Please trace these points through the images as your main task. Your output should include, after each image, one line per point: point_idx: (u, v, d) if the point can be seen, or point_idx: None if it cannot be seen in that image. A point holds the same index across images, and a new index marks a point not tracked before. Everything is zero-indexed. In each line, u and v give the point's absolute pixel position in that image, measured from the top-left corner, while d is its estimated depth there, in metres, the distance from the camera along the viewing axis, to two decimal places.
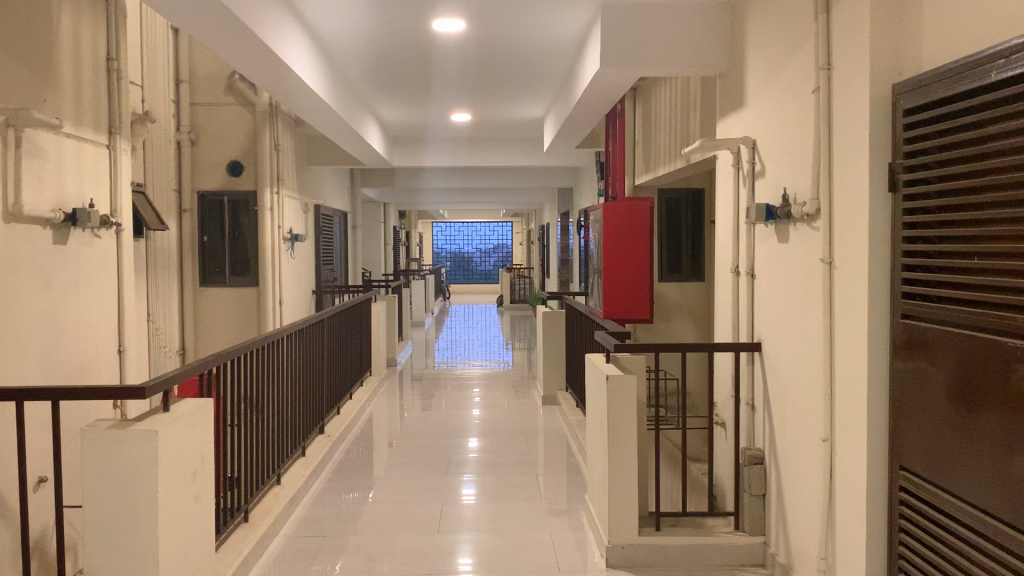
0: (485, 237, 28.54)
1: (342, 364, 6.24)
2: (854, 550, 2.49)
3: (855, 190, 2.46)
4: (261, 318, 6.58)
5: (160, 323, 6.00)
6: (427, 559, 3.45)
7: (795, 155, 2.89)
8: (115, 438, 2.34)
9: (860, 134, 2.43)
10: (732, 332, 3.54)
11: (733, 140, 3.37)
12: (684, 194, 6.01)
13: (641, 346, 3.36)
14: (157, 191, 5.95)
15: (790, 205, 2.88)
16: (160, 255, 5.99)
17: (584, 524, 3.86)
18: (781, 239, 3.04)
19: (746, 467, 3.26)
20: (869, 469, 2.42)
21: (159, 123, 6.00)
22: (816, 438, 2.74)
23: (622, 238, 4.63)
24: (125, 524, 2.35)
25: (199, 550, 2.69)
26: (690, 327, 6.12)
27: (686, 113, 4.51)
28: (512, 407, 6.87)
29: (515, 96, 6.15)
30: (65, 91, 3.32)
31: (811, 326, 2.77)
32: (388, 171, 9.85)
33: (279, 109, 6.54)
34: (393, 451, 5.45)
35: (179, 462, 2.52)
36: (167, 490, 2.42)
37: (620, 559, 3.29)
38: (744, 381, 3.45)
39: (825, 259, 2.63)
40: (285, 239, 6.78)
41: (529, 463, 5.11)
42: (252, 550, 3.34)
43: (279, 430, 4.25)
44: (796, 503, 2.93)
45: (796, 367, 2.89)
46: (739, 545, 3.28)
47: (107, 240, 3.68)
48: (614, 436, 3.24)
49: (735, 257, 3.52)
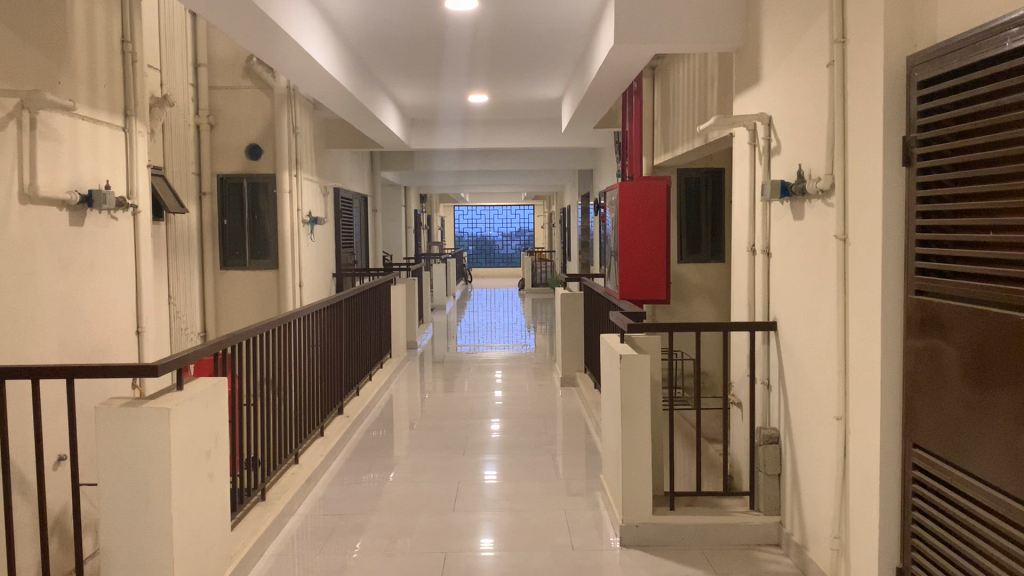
0: (507, 220, 28.51)
1: (361, 346, 6.28)
2: (867, 530, 2.47)
3: (869, 165, 2.42)
4: (281, 300, 6.63)
5: (181, 306, 6.07)
6: (444, 538, 3.48)
7: (810, 131, 2.85)
8: (127, 416, 2.37)
9: (874, 108, 2.39)
10: (748, 311, 3.51)
11: (749, 117, 3.33)
12: (704, 174, 5.95)
13: (655, 325, 3.34)
14: (176, 175, 6.00)
15: (805, 181, 2.84)
16: (181, 238, 6.05)
17: (599, 504, 3.87)
18: (796, 216, 3.01)
19: (761, 446, 3.24)
20: (883, 448, 2.39)
21: (179, 107, 6.04)
22: (830, 417, 2.71)
23: (639, 217, 4.60)
24: (140, 501, 2.38)
25: (214, 528, 2.72)
26: (710, 308, 6.10)
27: (704, 90, 4.47)
28: (531, 389, 6.88)
29: (531, 75, 6.11)
30: (79, 74, 3.35)
31: (825, 303, 2.74)
32: (408, 154, 9.85)
33: (297, 92, 6.56)
34: (412, 431, 5.49)
35: (193, 439, 2.55)
36: (181, 467, 2.45)
37: (633, 539, 3.29)
38: (760, 359, 3.41)
39: (839, 236, 2.60)
40: (304, 222, 6.82)
41: (547, 443, 5.12)
42: (270, 528, 3.38)
43: (296, 411, 4.28)
44: (811, 483, 2.91)
45: (810, 344, 2.86)
46: (754, 525, 3.26)
47: (123, 222, 3.71)
48: (626, 416, 3.23)
49: (751, 235, 3.48)
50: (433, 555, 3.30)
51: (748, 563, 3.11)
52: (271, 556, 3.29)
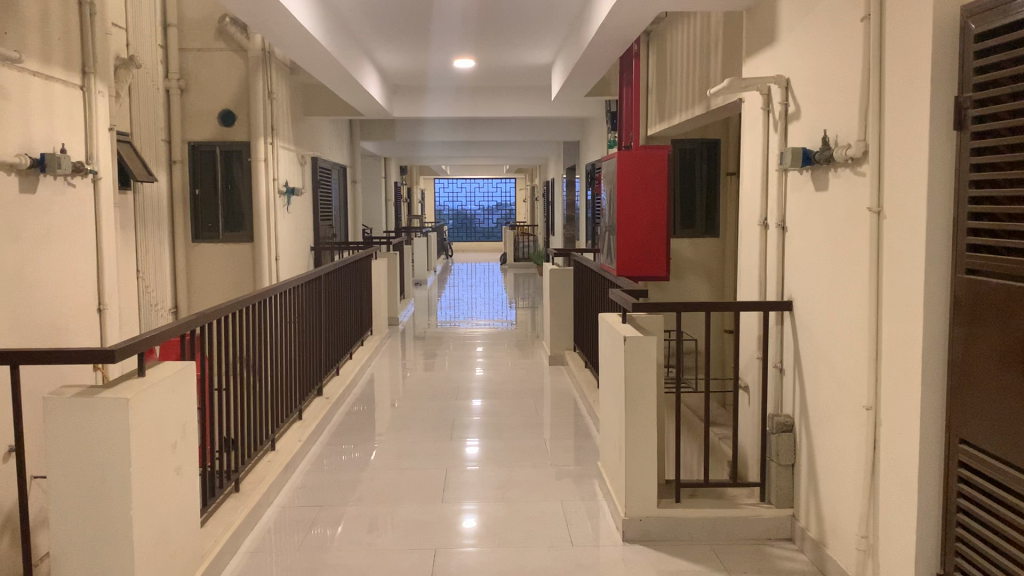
0: (488, 194, 28.16)
1: (342, 322, 6.01)
2: (901, 530, 2.26)
3: (913, 129, 2.18)
4: (256, 274, 6.32)
5: (150, 281, 5.74)
6: (432, 531, 3.22)
7: (838, 94, 2.60)
8: (80, 405, 2.10)
9: (921, 66, 2.14)
10: (758, 289, 3.27)
11: (765, 79, 3.08)
12: (698, 146, 5.67)
13: (660, 304, 3.09)
14: (146, 141, 5.66)
15: (831, 149, 2.60)
16: (149, 208, 5.71)
17: (596, 493, 3.64)
18: (818, 187, 2.77)
19: (774, 435, 3.01)
20: (923, 442, 2.17)
21: (147, 69, 5.68)
22: (857, 407, 2.49)
23: (638, 189, 4.35)
24: (95, 501, 2.12)
25: (181, 527, 2.46)
26: (704, 285, 5.88)
27: (707, 52, 4.20)
28: (517, 367, 6.65)
29: (522, 39, 5.81)
30: (29, 25, 3.03)
31: (854, 282, 2.50)
32: (389, 123, 9.52)
33: (273, 55, 6.23)
34: (395, 412, 5.24)
35: (157, 431, 2.28)
36: (142, 464, 2.18)
37: (636, 534, 3.07)
38: (772, 342, 3.17)
39: (872, 208, 2.37)
40: (281, 192, 6.51)
41: (536, 425, 4.88)
42: (244, 521, 3.11)
43: (272, 392, 4.01)
44: (831, 475, 2.69)
45: (835, 326, 2.64)
46: (765, 518, 3.05)
47: (82, 189, 3.41)
48: (630, 403, 3.00)
49: (764, 208, 3.22)
50: (422, 552, 3.04)
51: (760, 561, 2.90)
52: (246, 552, 3.02)
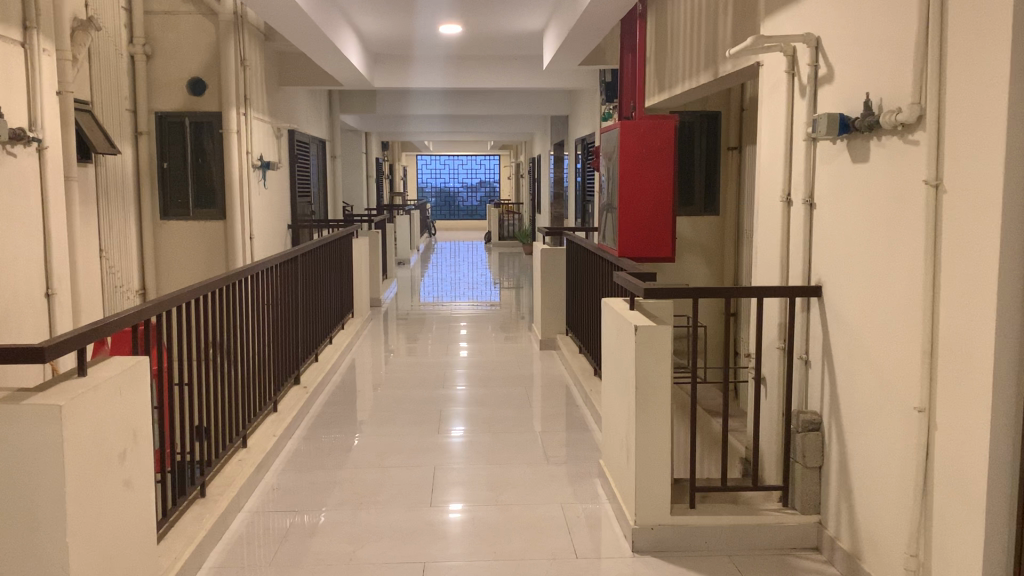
0: (472, 170, 27.68)
1: (320, 303, 5.66)
2: (965, 553, 1.97)
3: (987, 89, 1.86)
4: (229, 254, 5.95)
5: (114, 261, 5.35)
6: (420, 541, 2.92)
7: (885, 51, 2.28)
8: (4, 414, 1.76)
9: (996, 14, 1.83)
10: (780, 272, 2.94)
11: (792, 37, 2.75)
12: (699, 119, 5.36)
13: (674, 289, 2.76)
14: (108, 111, 5.25)
15: (876, 114, 2.29)
16: (113, 183, 5.32)
17: (598, 495, 3.34)
18: (857, 158, 2.45)
19: (799, 433, 2.70)
20: (993, 452, 1.88)
21: (108, 32, 5.25)
22: (906, 410, 2.19)
23: (641, 161, 4.02)
24: (21, 530, 1.78)
25: (133, 549, 2.13)
26: (703, 267, 5.55)
27: (716, 12, 3.86)
28: (506, 351, 6.33)
29: (511, 5, 5.51)
30: None
31: (902, 268, 2.19)
32: (370, 95, 9.12)
33: (246, 19, 5.84)
34: (377, 401, 4.92)
35: (99, 440, 1.94)
36: (82, 480, 1.85)
37: (647, 544, 2.78)
38: (798, 329, 2.86)
39: (930, 181, 2.05)
40: (254, 166, 6.12)
41: (527, 416, 4.57)
42: (210, 533, 2.78)
43: (245, 384, 3.65)
44: (870, 481, 2.40)
45: (878, 316, 2.33)
46: (789, 525, 2.76)
47: (23, 158, 3.26)
48: (640, 399, 2.70)
49: (787, 182, 2.90)
50: (409, 566, 2.73)
51: None
52: (211, 568, 2.69)
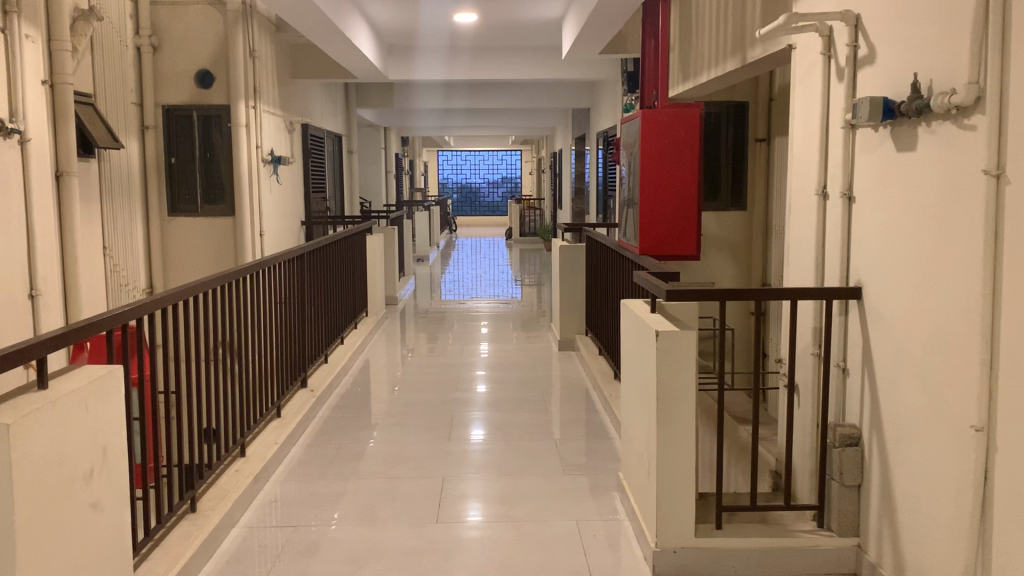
0: (494, 166, 27.50)
1: (331, 302, 5.47)
2: None
3: None
4: (238, 251, 5.79)
5: (120, 259, 5.20)
6: (423, 561, 2.72)
7: (938, 27, 2.04)
8: None
9: None
10: (815, 272, 2.70)
11: (829, 16, 2.51)
12: (726, 109, 5.13)
13: (699, 291, 2.54)
14: (113, 105, 5.11)
15: (924, 99, 2.05)
16: (118, 180, 5.17)
17: (618, 511, 3.12)
18: (903, 146, 2.21)
19: (836, 449, 2.46)
20: None
21: (112, 22, 5.10)
22: (959, 429, 1.96)
23: (664, 153, 3.80)
24: None
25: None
26: (729, 265, 5.30)
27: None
28: (525, 351, 6.12)
29: None
30: None
31: (956, 271, 1.95)
32: (386, 88, 8.96)
33: (254, 9, 5.66)
34: (388, 404, 4.72)
35: (58, 460, 1.75)
36: (33, 507, 1.66)
37: (669, 567, 2.57)
38: (835, 334, 2.61)
39: (990, 170, 1.82)
40: (265, 161, 5.95)
41: (544, 422, 4.36)
42: (198, 552, 2.60)
43: (245, 389, 3.46)
44: (916, 504, 2.17)
45: (928, 325, 2.09)
46: (825, 549, 2.52)
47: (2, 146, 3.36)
48: (661, 411, 2.48)
49: (823, 174, 2.66)
50: None
51: None
52: None
